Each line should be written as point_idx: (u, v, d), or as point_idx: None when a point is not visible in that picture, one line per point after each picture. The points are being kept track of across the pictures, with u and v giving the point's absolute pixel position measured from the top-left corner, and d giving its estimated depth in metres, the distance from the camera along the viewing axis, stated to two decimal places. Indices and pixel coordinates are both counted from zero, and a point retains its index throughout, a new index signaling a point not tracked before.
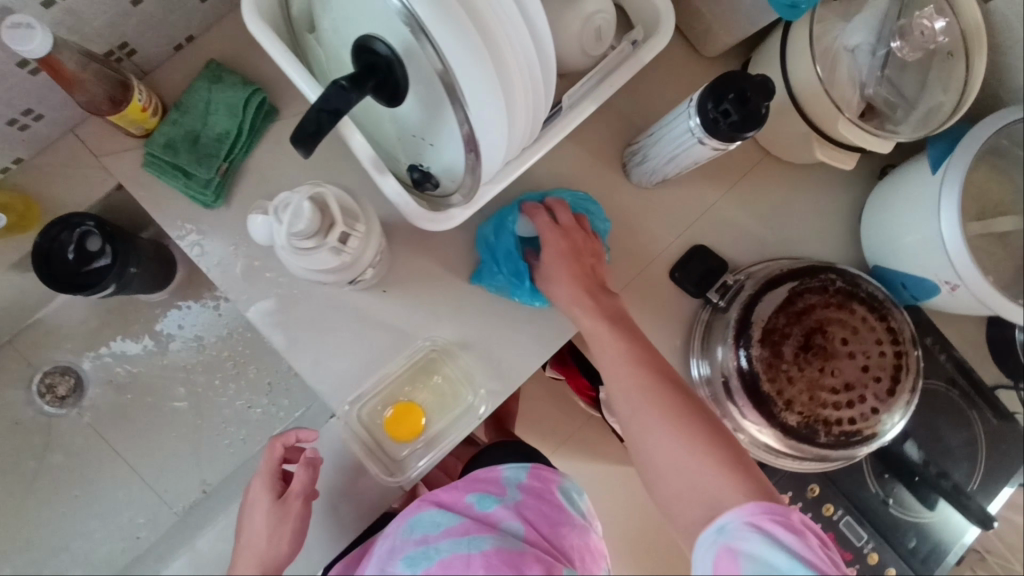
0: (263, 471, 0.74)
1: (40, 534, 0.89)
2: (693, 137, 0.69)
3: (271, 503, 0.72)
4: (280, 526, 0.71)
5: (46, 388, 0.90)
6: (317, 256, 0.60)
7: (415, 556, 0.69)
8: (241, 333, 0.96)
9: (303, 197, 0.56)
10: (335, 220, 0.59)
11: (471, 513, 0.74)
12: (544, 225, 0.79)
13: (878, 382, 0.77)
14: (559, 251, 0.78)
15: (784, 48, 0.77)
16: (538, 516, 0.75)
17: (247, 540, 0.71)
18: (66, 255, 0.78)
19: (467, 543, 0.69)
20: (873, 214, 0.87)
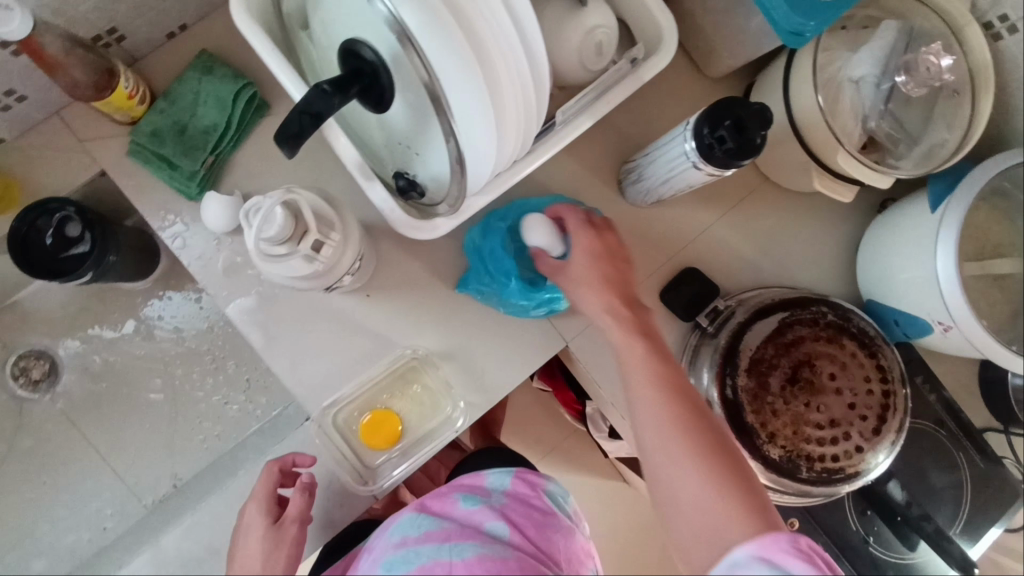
0: (258, 495, 0.72)
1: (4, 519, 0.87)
2: (688, 161, 0.67)
3: (268, 527, 0.70)
4: (275, 551, 0.69)
5: (19, 371, 0.89)
6: (290, 264, 0.58)
7: (393, 561, 0.64)
8: (222, 327, 0.94)
9: (274, 203, 0.55)
10: (309, 228, 0.58)
11: (451, 518, 0.69)
12: (575, 225, 0.73)
13: (865, 420, 0.76)
14: (591, 250, 0.71)
15: (787, 75, 0.75)
16: (524, 519, 0.69)
17: (240, 566, 0.69)
18: (43, 241, 0.75)
19: (447, 550, 0.64)
20: (870, 248, 0.85)
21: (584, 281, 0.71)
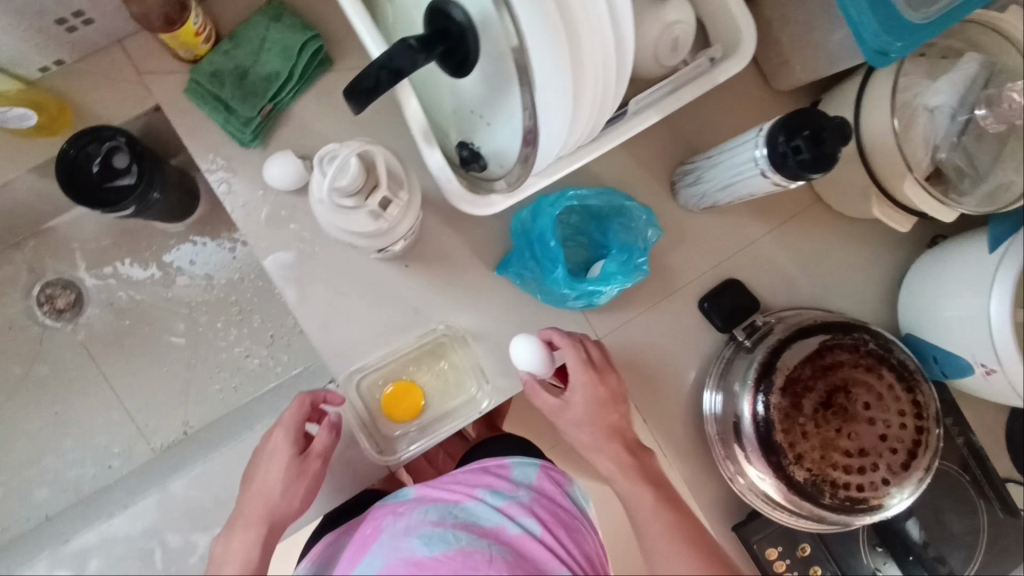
0: (287, 424, 0.70)
1: (17, 441, 0.89)
2: (756, 168, 0.66)
3: (293, 458, 0.69)
4: (296, 484, 0.69)
5: (46, 298, 0.90)
6: (355, 217, 0.59)
7: (431, 537, 0.66)
8: (253, 279, 0.94)
9: (351, 153, 0.56)
10: (379, 182, 0.59)
11: (485, 507, 0.71)
12: (576, 362, 0.73)
13: (894, 453, 0.75)
14: (585, 409, 0.74)
15: (862, 92, 0.73)
16: (553, 515, 0.72)
17: (258, 490, 0.69)
18: (90, 168, 0.76)
19: (486, 542, 0.66)
20: (917, 280, 0.83)
21: (593, 429, 0.74)
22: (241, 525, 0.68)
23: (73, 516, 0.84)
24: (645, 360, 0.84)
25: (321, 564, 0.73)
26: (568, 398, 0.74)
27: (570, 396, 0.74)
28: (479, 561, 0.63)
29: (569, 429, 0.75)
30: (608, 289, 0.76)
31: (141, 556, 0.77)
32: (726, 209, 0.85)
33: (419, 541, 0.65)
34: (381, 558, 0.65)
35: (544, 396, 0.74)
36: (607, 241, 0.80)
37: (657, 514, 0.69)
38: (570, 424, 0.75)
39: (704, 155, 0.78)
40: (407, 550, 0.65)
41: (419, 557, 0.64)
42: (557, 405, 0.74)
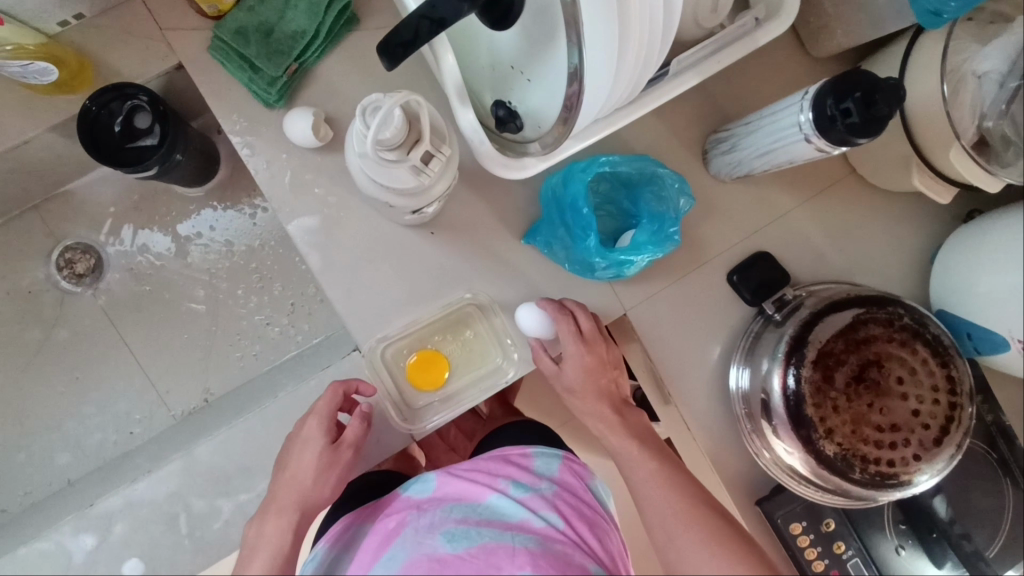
0: (319, 412, 0.70)
1: (40, 405, 0.90)
2: (801, 132, 0.65)
3: (325, 447, 0.69)
4: (328, 473, 0.69)
5: (65, 263, 0.91)
6: (395, 171, 0.58)
7: (454, 533, 0.61)
8: (273, 246, 0.94)
9: (395, 105, 0.54)
10: (422, 137, 0.58)
11: (507, 500, 0.65)
12: (567, 337, 0.73)
13: (926, 429, 0.74)
14: (577, 377, 0.75)
15: (906, 58, 0.71)
16: (577, 509, 0.67)
17: (290, 478, 0.68)
18: (112, 127, 0.76)
19: (511, 535, 0.61)
20: (945, 254, 0.80)
21: (583, 395, 0.76)
22: (273, 511, 0.67)
23: (95, 481, 0.85)
24: (672, 333, 0.83)
25: (340, 548, 0.69)
26: (563, 366, 0.75)
27: (564, 366, 0.75)
28: (502, 556, 0.58)
29: (566, 391, 0.77)
30: (638, 259, 0.75)
31: (166, 522, 0.76)
32: (758, 179, 0.83)
33: (442, 539, 0.60)
34: (403, 553, 0.60)
35: (543, 361, 0.76)
36: (637, 211, 0.79)
37: (644, 460, 0.70)
38: (567, 387, 0.76)
39: (741, 121, 0.76)
40: (429, 546, 0.60)
41: (441, 554, 0.59)
42: (554, 369, 0.76)
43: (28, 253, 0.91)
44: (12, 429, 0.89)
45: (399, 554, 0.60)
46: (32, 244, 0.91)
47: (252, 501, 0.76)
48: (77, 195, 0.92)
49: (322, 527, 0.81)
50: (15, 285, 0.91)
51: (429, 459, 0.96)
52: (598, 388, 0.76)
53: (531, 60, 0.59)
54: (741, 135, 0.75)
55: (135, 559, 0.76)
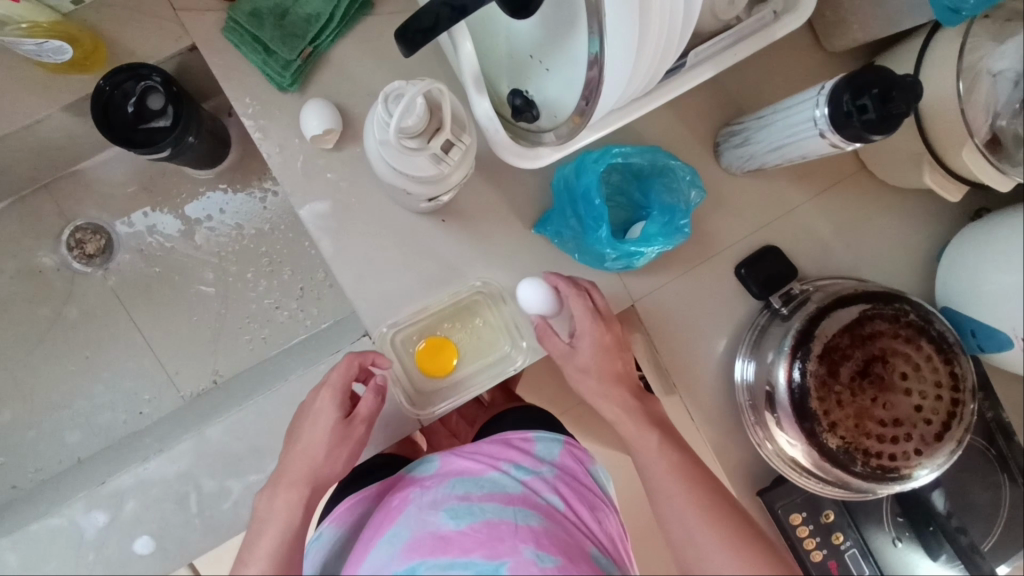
0: (333, 385, 0.70)
1: (52, 383, 0.91)
2: (816, 128, 0.65)
3: (338, 422, 0.69)
4: (339, 449, 0.69)
5: (75, 243, 0.92)
6: (416, 159, 0.58)
7: (457, 509, 0.61)
8: (284, 230, 0.95)
9: (417, 94, 0.54)
10: (443, 125, 0.58)
11: (509, 480, 0.66)
12: (584, 313, 0.74)
13: (928, 424, 0.75)
14: (592, 360, 0.75)
15: (920, 56, 0.71)
16: (581, 492, 0.68)
17: (301, 454, 0.69)
18: (125, 108, 0.76)
19: (512, 511, 0.61)
20: (951, 251, 0.80)
21: (592, 381, 0.75)
22: (283, 486, 0.68)
23: (106, 459, 0.86)
24: (679, 324, 0.83)
25: (349, 529, 0.70)
26: (578, 347, 0.75)
27: (580, 346, 0.74)
28: (505, 530, 0.59)
29: (577, 372, 0.76)
30: (648, 251, 0.75)
31: (177, 501, 0.77)
32: (768, 173, 0.84)
33: (445, 515, 0.61)
34: (406, 529, 0.61)
35: (552, 342, 0.75)
36: (648, 202, 0.79)
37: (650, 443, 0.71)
38: (579, 369, 0.75)
39: (754, 115, 0.76)
40: (432, 521, 0.61)
41: (444, 530, 0.60)
42: (566, 350, 0.75)
43: (38, 233, 0.92)
44: (23, 405, 0.90)
45: (402, 531, 0.61)
46: (43, 225, 0.92)
47: (262, 481, 0.77)
48: (87, 176, 0.92)
49: (328, 507, 0.83)
50: (24, 263, 0.92)
51: (429, 445, 0.96)
52: (611, 371, 0.76)
53: (552, 49, 0.61)
54: (755, 128, 0.75)
55: (146, 537, 0.77)
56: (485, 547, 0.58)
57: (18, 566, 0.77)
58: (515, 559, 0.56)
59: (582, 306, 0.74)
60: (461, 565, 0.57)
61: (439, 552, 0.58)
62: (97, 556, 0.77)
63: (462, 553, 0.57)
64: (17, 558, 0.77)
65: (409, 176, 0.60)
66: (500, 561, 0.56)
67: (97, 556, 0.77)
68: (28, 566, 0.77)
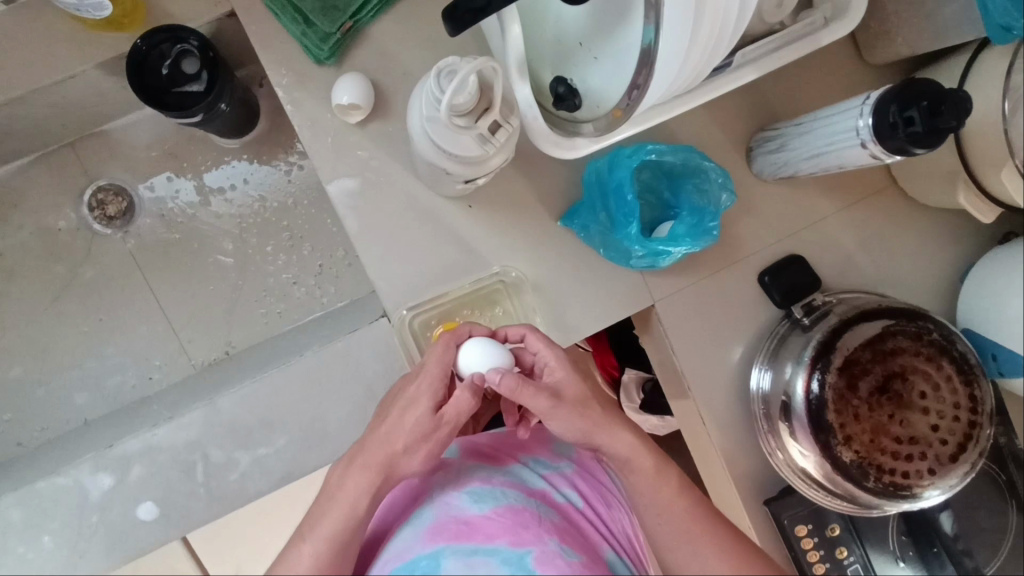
0: (433, 369, 0.61)
1: (68, 341, 0.95)
2: (858, 137, 0.65)
3: (426, 414, 0.59)
4: (420, 444, 0.59)
5: (97, 204, 0.96)
6: (463, 139, 0.59)
7: (479, 492, 0.59)
8: (305, 205, 0.99)
9: (469, 71, 0.55)
10: (493, 105, 0.58)
11: (529, 473, 0.65)
12: (537, 344, 0.64)
13: (943, 444, 0.71)
14: (580, 400, 0.62)
15: (965, 73, 0.70)
16: (595, 491, 0.66)
17: (381, 436, 0.59)
18: (160, 69, 0.78)
19: (534, 502, 0.59)
20: (977, 273, 0.78)
21: (591, 432, 0.61)
22: (357, 464, 0.58)
23: (115, 422, 0.87)
24: (698, 328, 0.82)
25: None
26: (558, 389, 0.62)
27: (559, 387, 0.62)
28: (529, 519, 0.56)
29: (566, 425, 0.61)
30: (674, 251, 0.74)
31: (182, 470, 0.77)
32: (800, 182, 0.83)
33: (468, 497, 0.59)
34: (429, 513, 0.58)
35: (527, 394, 0.60)
36: (678, 202, 0.78)
37: (660, 480, 0.61)
38: (566, 421, 0.61)
39: (793, 121, 0.76)
40: (455, 505, 0.58)
41: (469, 514, 0.57)
42: (549, 397, 0.60)
43: (64, 192, 0.96)
44: (39, 360, 0.94)
45: (425, 514, 0.59)
46: (67, 181, 0.96)
47: (270, 456, 0.77)
48: (112, 136, 0.96)
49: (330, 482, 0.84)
50: (47, 222, 0.96)
51: None
52: (606, 412, 0.63)
53: (601, 39, 0.64)
54: (793, 135, 0.75)
55: (149, 503, 0.77)
56: (511, 533, 0.55)
57: (22, 522, 0.76)
58: (540, 549, 0.53)
59: (537, 337, 0.64)
60: (485, 551, 0.53)
61: (462, 537, 0.55)
62: (100, 519, 0.77)
63: (486, 538, 0.54)
64: (22, 514, 0.76)
65: (455, 156, 0.61)
66: (524, 549, 0.53)
67: (100, 518, 0.77)
68: (32, 522, 0.77)
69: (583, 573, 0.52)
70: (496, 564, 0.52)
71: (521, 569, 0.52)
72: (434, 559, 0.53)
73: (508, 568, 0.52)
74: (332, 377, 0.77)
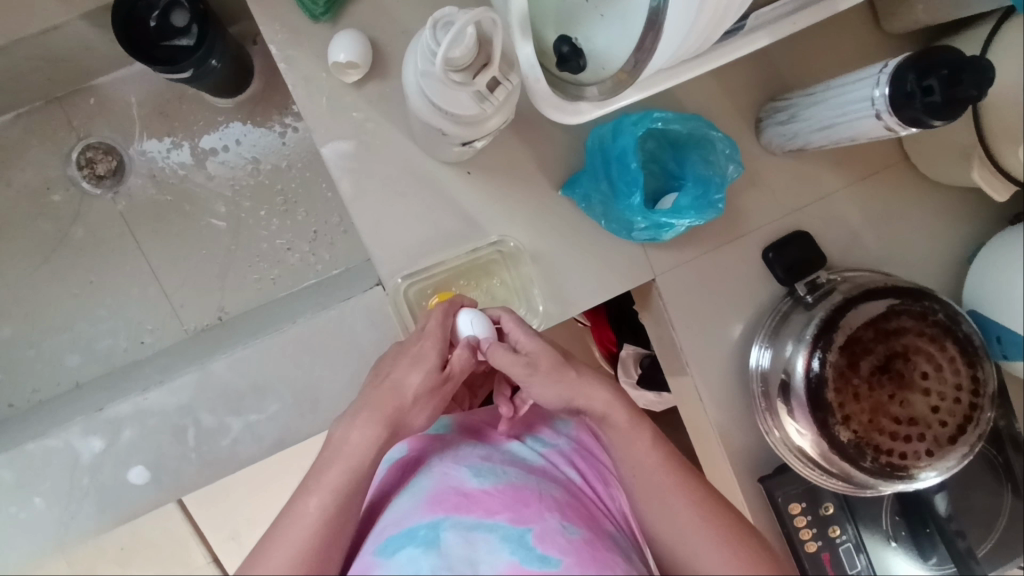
0: (432, 333, 0.63)
1: (61, 305, 0.95)
2: (871, 108, 0.63)
3: (433, 370, 0.62)
4: (429, 396, 0.62)
5: (86, 162, 0.96)
6: (460, 97, 0.58)
7: (480, 468, 0.59)
8: (301, 168, 0.98)
9: (466, 23, 0.53)
10: (491, 62, 0.56)
11: (527, 451, 0.64)
12: (513, 327, 0.64)
13: (942, 427, 0.69)
14: (555, 364, 0.62)
15: (988, 41, 0.67)
16: (592, 470, 0.64)
17: (388, 388, 0.60)
18: (148, 23, 0.80)
19: (535, 478, 0.58)
20: (988, 253, 0.76)
21: (570, 394, 0.61)
22: (369, 416, 0.59)
23: (106, 384, 0.88)
24: (700, 303, 0.80)
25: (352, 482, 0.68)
26: (534, 360, 0.62)
27: (539, 359, 0.62)
28: (530, 496, 0.55)
29: (542, 391, 0.62)
30: (677, 223, 0.72)
31: (171, 435, 0.76)
32: (808, 155, 0.80)
33: (468, 472, 0.58)
34: (428, 484, 0.58)
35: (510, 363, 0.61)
36: (682, 173, 0.76)
37: (633, 429, 0.60)
38: (544, 386, 0.61)
39: (804, 91, 0.74)
40: (455, 477, 0.57)
41: (468, 487, 0.56)
42: (511, 359, 0.62)
43: (54, 150, 0.95)
44: (32, 320, 0.95)
45: (424, 484, 0.58)
46: (57, 139, 0.96)
47: (261, 422, 0.76)
48: (102, 92, 0.96)
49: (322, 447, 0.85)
50: (37, 180, 0.95)
51: None
52: (578, 380, 0.62)
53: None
54: (804, 105, 0.73)
55: (140, 467, 0.77)
56: (512, 509, 0.54)
57: (12, 483, 0.76)
58: (541, 525, 0.52)
59: (514, 318, 0.65)
60: (486, 526, 0.52)
61: (462, 508, 0.54)
62: (90, 481, 0.76)
63: (486, 512, 0.53)
64: (11, 475, 0.76)
65: (454, 115, 0.59)
66: (525, 526, 0.52)
67: (91, 480, 0.77)
68: (21, 483, 0.76)
69: (585, 548, 0.51)
70: (495, 542, 0.51)
71: (522, 546, 0.50)
72: (433, 530, 0.52)
73: (508, 544, 0.51)
74: (324, 344, 0.76)
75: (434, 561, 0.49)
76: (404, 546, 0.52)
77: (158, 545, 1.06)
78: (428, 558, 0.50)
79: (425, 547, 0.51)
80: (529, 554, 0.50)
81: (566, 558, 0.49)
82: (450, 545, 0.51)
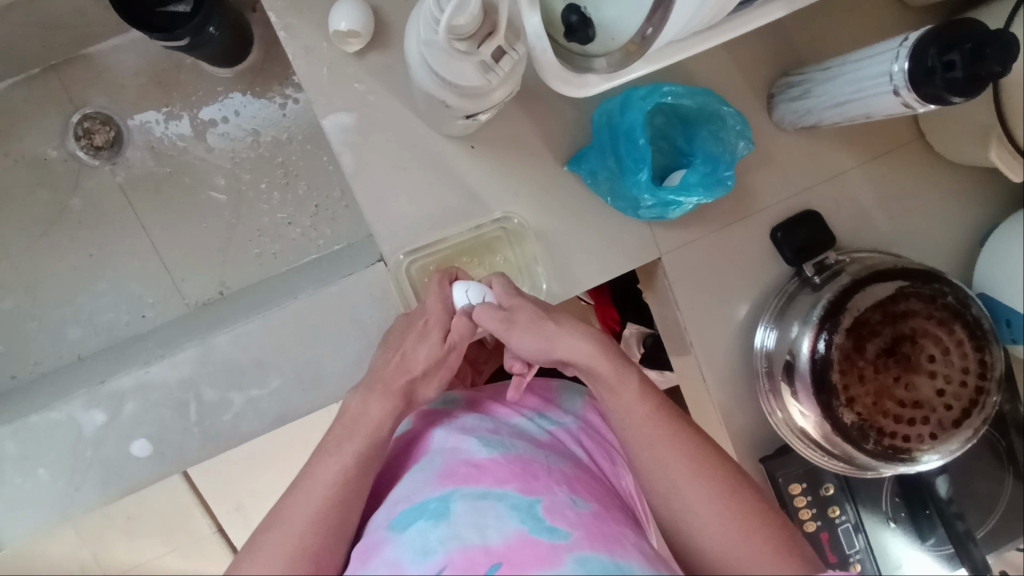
0: (434, 309, 0.65)
1: (62, 277, 0.95)
2: (889, 84, 0.62)
3: (436, 344, 0.64)
4: (436, 368, 0.64)
5: (84, 132, 0.94)
6: (464, 68, 0.56)
7: (489, 440, 0.58)
8: (301, 141, 0.97)
9: None
10: (497, 31, 0.55)
11: (533, 428, 0.63)
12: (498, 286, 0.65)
13: (948, 410, 0.69)
14: (532, 317, 0.62)
15: (1014, 13, 0.64)
16: (596, 447, 0.64)
17: (403, 368, 0.63)
18: None
19: (543, 453, 0.58)
20: (1001, 235, 0.74)
21: (548, 344, 0.61)
22: (379, 389, 0.61)
23: (108, 357, 0.88)
24: (705, 283, 0.79)
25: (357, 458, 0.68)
26: (517, 321, 0.62)
27: (529, 325, 0.62)
28: (538, 470, 0.55)
29: (524, 346, 0.62)
30: (686, 201, 0.71)
31: (173, 407, 0.77)
32: (820, 133, 0.78)
33: (477, 443, 0.58)
34: (437, 459, 0.57)
35: (516, 332, 0.62)
36: (691, 150, 0.74)
37: (622, 392, 0.59)
38: (522, 340, 0.61)
39: (818, 65, 0.72)
40: (465, 451, 0.57)
41: (477, 458, 0.56)
42: (506, 327, 0.62)
43: (52, 119, 0.94)
44: (33, 292, 0.94)
45: (432, 459, 0.58)
46: (55, 109, 0.94)
47: (263, 397, 0.76)
48: (99, 61, 0.94)
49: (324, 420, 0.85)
50: (35, 150, 0.94)
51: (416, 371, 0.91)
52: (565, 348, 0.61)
53: None
54: (819, 80, 0.71)
55: (143, 440, 0.77)
56: (520, 481, 0.53)
57: (16, 453, 0.76)
58: (550, 498, 0.52)
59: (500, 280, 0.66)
60: (495, 495, 0.52)
61: (471, 481, 0.54)
62: (95, 453, 0.77)
63: (495, 483, 0.53)
64: (15, 445, 0.76)
65: (459, 87, 0.58)
66: (534, 497, 0.52)
67: (94, 453, 0.77)
68: (25, 455, 0.77)
69: (592, 523, 0.50)
70: (503, 509, 0.51)
71: (530, 517, 0.50)
72: (442, 501, 0.52)
73: (516, 513, 0.51)
74: (325, 320, 0.75)
75: (442, 531, 0.49)
76: (414, 519, 0.52)
77: (164, 516, 1.07)
78: (437, 531, 0.50)
79: (434, 519, 0.51)
80: (538, 525, 0.49)
81: (575, 531, 0.49)
82: (459, 515, 0.51)
